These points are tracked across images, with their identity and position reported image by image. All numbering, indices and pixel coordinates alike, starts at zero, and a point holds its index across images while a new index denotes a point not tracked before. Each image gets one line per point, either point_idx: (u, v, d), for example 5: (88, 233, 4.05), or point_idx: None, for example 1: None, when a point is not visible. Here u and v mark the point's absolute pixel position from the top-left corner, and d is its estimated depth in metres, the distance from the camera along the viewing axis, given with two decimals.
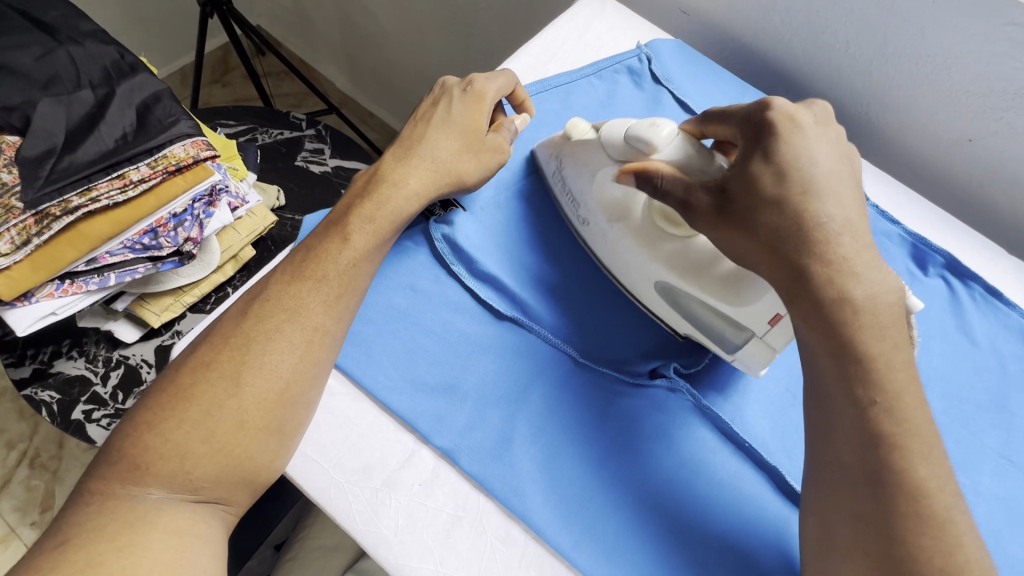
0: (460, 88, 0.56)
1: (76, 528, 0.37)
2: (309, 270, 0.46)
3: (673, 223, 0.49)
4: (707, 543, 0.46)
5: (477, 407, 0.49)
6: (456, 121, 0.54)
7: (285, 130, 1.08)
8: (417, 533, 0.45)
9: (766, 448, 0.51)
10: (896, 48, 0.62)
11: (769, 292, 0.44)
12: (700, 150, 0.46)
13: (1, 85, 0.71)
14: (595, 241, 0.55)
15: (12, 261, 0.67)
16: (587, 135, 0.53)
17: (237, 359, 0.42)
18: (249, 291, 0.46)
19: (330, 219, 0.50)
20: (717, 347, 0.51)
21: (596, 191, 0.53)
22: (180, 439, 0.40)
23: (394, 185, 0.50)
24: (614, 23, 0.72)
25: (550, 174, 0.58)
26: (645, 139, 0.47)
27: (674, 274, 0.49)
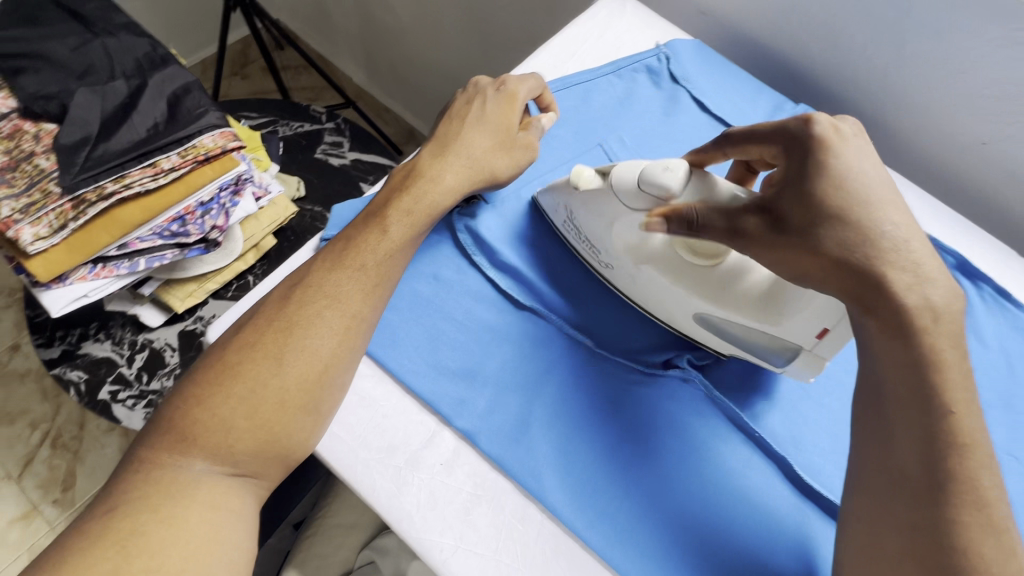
0: (494, 87, 0.57)
1: (124, 496, 0.40)
2: (349, 258, 0.48)
3: (701, 255, 0.48)
4: (715, 529, 0.48)
5: (497, 392, 0.51)
6: (490, 119, 0.55)
7: (306, 122, 1.10)
8: (438, 510, 0.47)
9: (777, 441, 0.52)
10: (912, 50, 0.63)
11: (814, 309, 0.44)
12: (711, 184, 0.44)
13: (41, 75, 0.74)
14: (624, 283, 0.54)
15: (50, 244, 0.69)
16: (593, 183, 0.51)
17: (280, 340, 0.44)
18: (290, 276, 0.49)
19: (367, 211, 0.52)
20: (765, 362, 0.52)
21: (616, 237, 0.52)
22: (224, 414, 0.42)
23: (427, 178, 0.52)
24: (634, 22, 0.73)
25: (561, 222, 0.57)
26: (661, 184, 0.45)
27: (716, 307, 0.49)
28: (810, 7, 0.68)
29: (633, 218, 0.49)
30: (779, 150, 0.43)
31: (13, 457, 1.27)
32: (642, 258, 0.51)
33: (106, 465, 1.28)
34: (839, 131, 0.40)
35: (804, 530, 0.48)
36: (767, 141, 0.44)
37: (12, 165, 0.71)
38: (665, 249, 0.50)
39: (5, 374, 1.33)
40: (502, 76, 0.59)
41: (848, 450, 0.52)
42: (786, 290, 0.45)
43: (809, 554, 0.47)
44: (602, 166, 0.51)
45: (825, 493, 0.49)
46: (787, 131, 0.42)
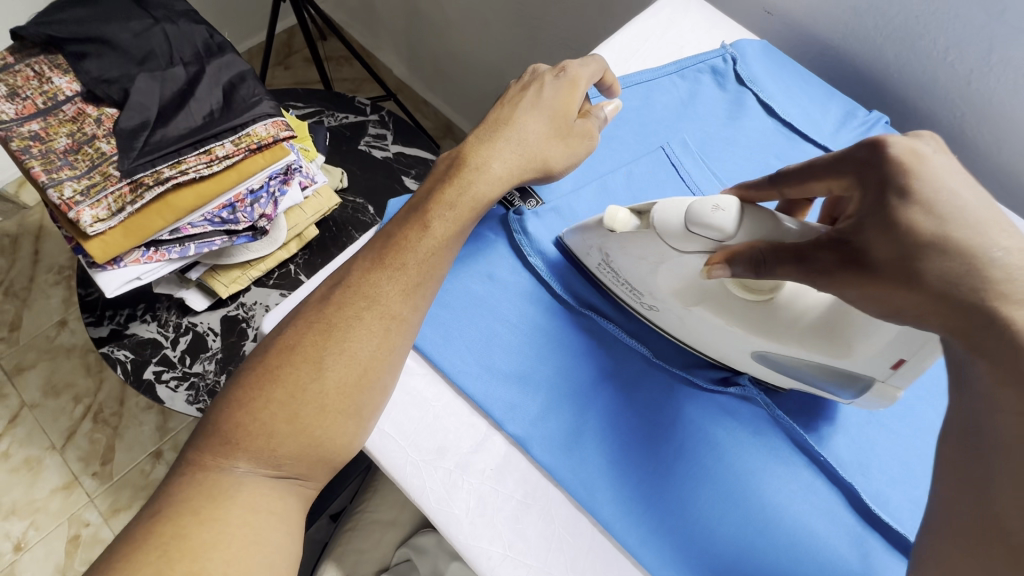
0: (553, 73, 0.55)
1: (168, 498, 0.40)
2: (390, 256, 0.47)
3: (761, 291, 0.44)
4: (769, 552, 0.46)
5: (549, 398, 0.50)
6: (545, 104, 0.53)
7: (352, 114, 1.10)
8: (487, 517, 0.46)
9: (840, 465, 0.49)
10: (1000, 58, 0.60)
11: (884, 340, 0.41)
12: (767, 214, 0.41)
13: (102, 59, 0.75)
14: (673, 324, 0.51)
15: (107, 226, 0.71)
16: (631, 225, 0.46)
17: (321, 343, 0.44)
18: (332, 275, 0.48)
19: (411, 207, 0.51)
20: (830, 394, 0.49)
21: (662, 280, 0.48)
22: (266, 418, 0.42)
23: (474, 171, 0.50)
24: (697, 21, 0.70)
25: (594, 264, 0.52)
26: (714, 227, 0.41)
27: (780, 344, 0.46)
28: (887, 8, 0.64)
29: (681, 261, 0.45)
30: (850, 181, 0.39)
31: (56, 429, 1.31)
32: (693, 300, 0.47)
33: (143, 441, 1.31)
34: (916, 152, 0.37)
35: (864, 558, 0.46)
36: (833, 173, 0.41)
37: (74, 148, 0.72)
38: (722, 292, 0.46)
39: (53, 349, 1.38)
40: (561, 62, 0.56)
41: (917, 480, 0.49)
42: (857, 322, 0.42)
43: None
44: (636, 205, 0.47)
45: (894, 524, 0.47)
46: (854, 158, 0.39)
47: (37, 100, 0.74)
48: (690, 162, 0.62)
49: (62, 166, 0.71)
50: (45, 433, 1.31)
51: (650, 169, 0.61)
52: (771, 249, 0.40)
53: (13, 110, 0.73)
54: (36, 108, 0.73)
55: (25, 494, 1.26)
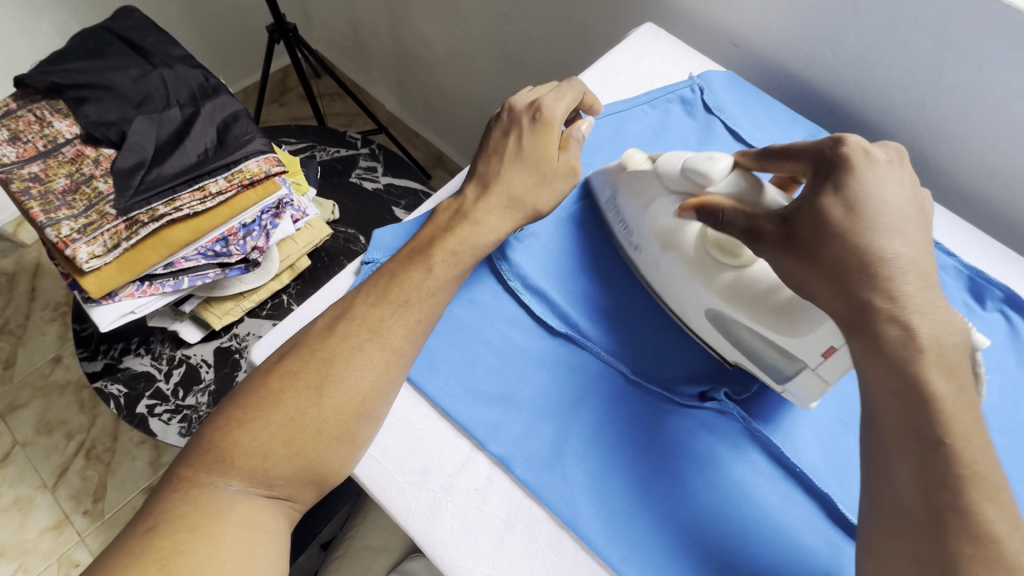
0: (529, 115, 0.56)
1: (162, 514, 0.41)
2: (391, 289, 0.49)
3: (732, 254, 0.50)
4: (747, 564, 0.47)
5: (531, 418, 0.51)
6: (528, 155, 0.55)
7: (343, 148, 1.15)
8: (471, 537, 0.47)
9: (817, 475, 0.51)
10: (951, 81, 0.65)
11: (822, 327, 0.45)
12: (753, 184, 0.49)
13: (102, 104, 0.79)
14: (649, 269, 0.56)
15: (103, 262, 0.73)
16: (642, 165, 0.56)
17: (322, 372, 0.45)
18: (332, 307, 0.50)
19: (411, 244, 0.53)
20: (766, 376, 0.52)
21: (649, 217, 0.54)
22: (264, 438, 0.43)
23: (476, 224, 0.53)
24: (666, 54, 0.74)
25: (603, 200, 0.60)
26: (704, 172, 0.49)
27: (729, 305, 0.50)
28: (846, 39, 0.70)
29: (669, 202, 0.53)
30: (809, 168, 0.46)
31: (48, 466, 1.30)
32: (667, 245, 0.53)
33: (135, 477, 1.30)
34: (868, 157, 0.43)
35: (843, 567, 0.47)
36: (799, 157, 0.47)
37: (72, 188, 0.75)
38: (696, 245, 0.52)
39: (47, 385, 1.38)
40: (535, 98, 0.58)
41: None
42: (791, 303, 0.47)
43: None
44: (655, 156, 0.57)
45: None
46: (823, 152, 0.45)
47: (39, 143, 0.77)
48: None
49: (60, 206, 0.73)
50: (37, 471, 1.30)
51: None
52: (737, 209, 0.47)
53: (16, 154, 0.76)
54: (36, 151, 0.76)
55: (14, 534, 1.24)
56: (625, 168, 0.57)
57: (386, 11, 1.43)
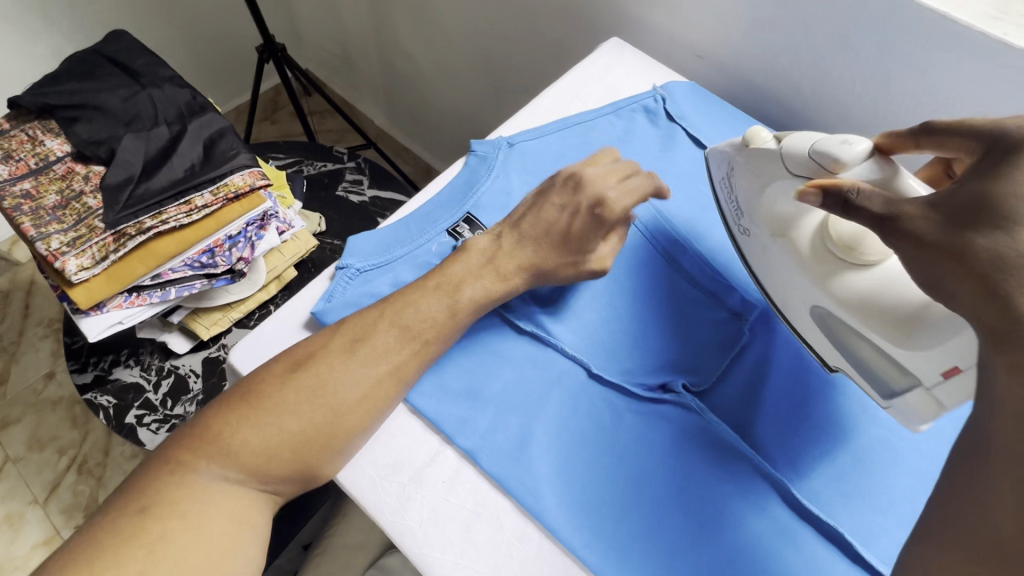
0: (590, 205, 0.57)
1: (153, 496, 0.45)
2: (412, 324, 0.52)
3: (851, 250, 0.49)
4: (706, 552, 0.49)
5: (498, 412, 0.53)
6: (574, 242, 0.57)
7: (330, 163, 1.18)
8: (439, 527, 0.49)
9: (772, 462, 0.53)
10: (899, 86, 0.68)
11: (942, 346, 0.42)
12: (889, 172, 0.47)
13: (92, 122, 0.82)
14: (755, 255, 0.57)
15: (92, 273, 0.75)
16: (766, 143, 0.55)
17: (303, 377, 0.49)
18: (354, 326, 0.52)
19: (438, 279, 0.54)
20: (873, 388, 0.50)
21: (765, 203, 0.55)
22: (249, 438, 0.47)
23: (507, 282, 0.56)
24: (631, 66, 0.78)
25: (720, 177, 0.61)
26: (834, 153, 0.48)
27: (833, 302, 0.49)
28: (800, 50, 0.73)
29: (790, 185, 0.52)
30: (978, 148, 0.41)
31: (39, 482, 1.31)
32: (779, 231, 0.54)
33: None
34: None
35: (800, 550, 0.49)
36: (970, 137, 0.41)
37: (63, 204, 0.78)
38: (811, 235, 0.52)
39: (39, 401, 1.40)
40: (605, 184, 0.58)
41: (844, 472, 0.53)
42: (916, 316, 0.45)
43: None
44: (782, 134, 0.55)
45: (827, 519, 0.50)
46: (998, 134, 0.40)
47: (30, 161, 0.80)
48: None
49: (50, 221, 0.76)
50: (28, 487, 1.31)
51: None
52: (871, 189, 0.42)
53: (8, 172, 0.79)
54: (28, 168, 0.79)
55: (5, 550, 1.25)
56: (749, 146, 0.56)
57: (374, 31, 1.48)
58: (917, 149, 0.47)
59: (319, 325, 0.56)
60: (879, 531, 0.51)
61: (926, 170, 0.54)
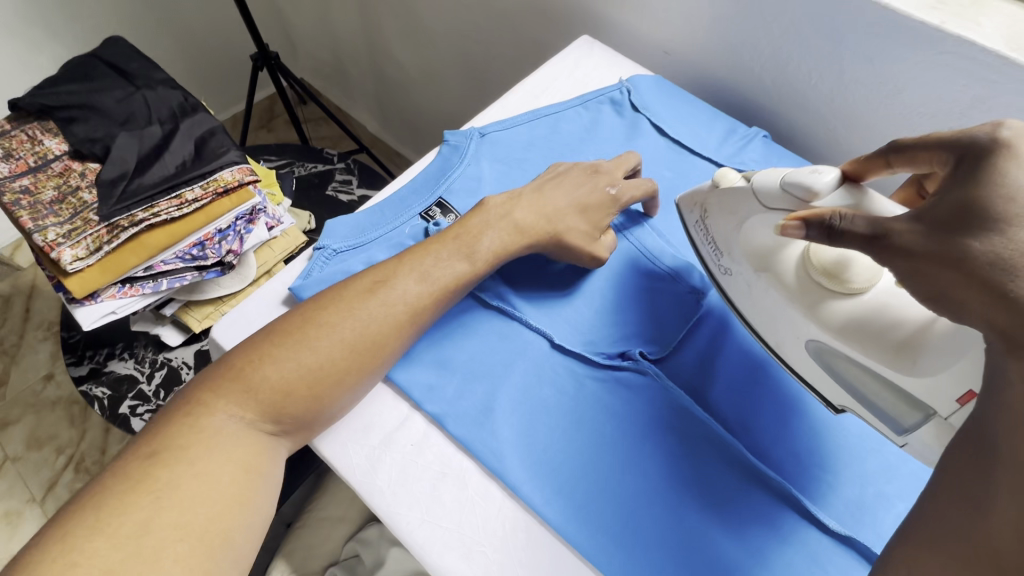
0: (608, 182, 0.64)
1: (164, 443, 0.46)
2: (434, 272, 0.55)
3: (838, 280, 0.49)
4: (661, 510, 0.51)
5: (464, 380, 0.56)
6: (595, 217, 0.62)
7: (319, 164, 1.22)
8: (407, 486, 0.51)
9: (727, 426, 0.56)
10: (852, 76, 0.72)
11: (949, 372, 0.43)
12: (863, 199, 0.49)
13: (88, 122, 0.86)
14: (741, 294, 0.57)
15: (86, 264, 0.79)
16: (736, 184, 0.57)
17: (306, 326, 0.51)
18: (377, 271, 0.55)
19: (457, 230, 0.58)
20: (884, 427, 0.49)
21: (743, 241, 0.56)
22: (260, 384, 0.49)
23: (525, 236, 0.59)
24: (599, 62, 0.82)
25: (692, 223, 0.62)
26: (806, 185, 0.50)
27: (832, 336, 0.49)
28: (757, 44, 0.77)
29: (766, 218, 0.54)
30: (948, 159, 0.43)
31: (37, 480, 1.34)
32: (762, 267, 0.54)
33: None
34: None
35: (751, 504, 0.52)
36: (936, 150, 0.44)
37: (59, 199, 0.81)
38: (795, 270, 0.52)
39: (38, 402, 1.43)
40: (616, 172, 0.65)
41: (794, 434, 0.56)
42: (912, 341, 0.45)
43: (760, 531, 0.51)
44: (748, 175, 0.58)
45: (774, 476, 0.53)
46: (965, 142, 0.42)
47: (30, 159, 0.84)
48: None
49: (48, 215, 0.80)
50: (26, 486, 1.33)
51: None
52: (852, 213, 0.42)
53: (8, 169, 0.83)
54: (27, 166, 0.84)
55: (4, 547, 1.27)
56: (719, 188, 0.58)
57: (365, 39, 1.53)
58: (887, 168, 0.50)
59: (297, 301, 0.60)
60: (828, 488, 0.53)
61: (900, 193, 0.56)
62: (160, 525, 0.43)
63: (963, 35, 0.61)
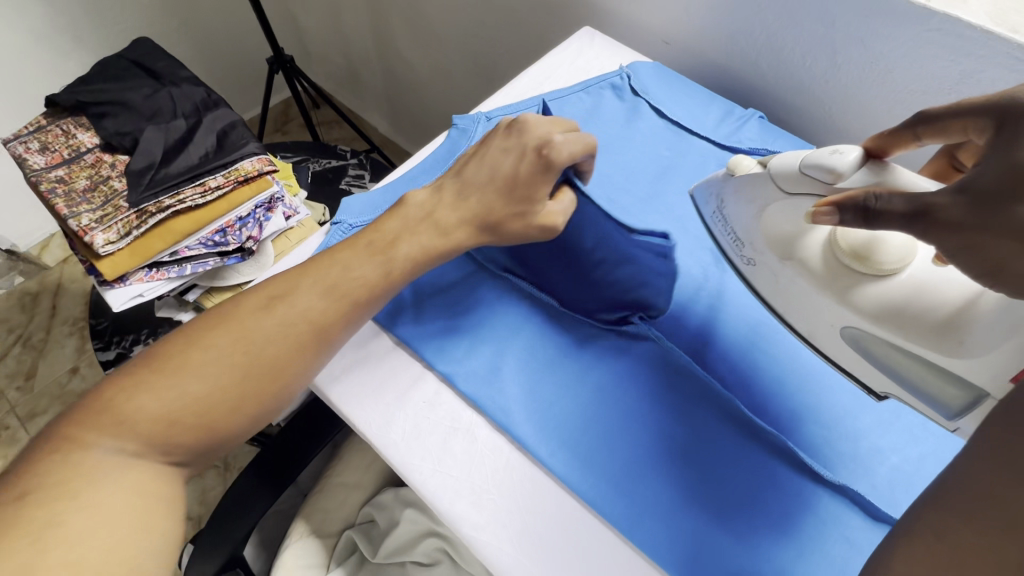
0: (536, 146, 0.55)
1: (35, 483, 0.46)
2: (341, 284, 0.55)
3: (869, 262, 0.47)
4: (662, 462, 0.54)
5: (473, 343, 0.59)
6: (519, 191, 0.55)
7: (333, 160, 1.27)
8: (420, 440, 0.55)
9: (725, 384, 0.59)
10: (845, 57, 0.74)
11: (999, 351, 0.41)
12: (890, 173, 0.47)
13: (118, 117, 0.91)
14: (766, 283, 0.55)
15: (117, 247, 0.84)
16: (753, 169, 0.54)
17: (187, 350, 0.52)
18: (277, 285, 0.56)
19: (370, 238, 0.58)
20: (933, 411, 0.48)
21: (766, 228, 0.53)
22: (141, 410, 0.50)
23: (446, 237, 0.57)
24: (601, 50, 0.86)
25: (708, 213, 0.59)
26: (832, 165, 0.47)
27: (869, 322, 0.47)
28: (753, 29, 0.80)
29: (788, 204, 0.51)
30: (989, 123, 0.43)
31: None
32: (786, 254, 0.52)
33: None
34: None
35: (749, 456, 0.54)
36: (973, 111, 0.44)
37: (92, 187, 0.87)
38: (822, 254, 0.50)
39: (64, 394, 1.48)
40: (550, 133, 0.55)
41: (790, 392, 0.58)
42: (952, 319, 0.43)
43: (756, 481, 0.53)
44: (764, 158, 0.55)
45: (769, 430, 0.55)
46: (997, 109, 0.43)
47: (64, 152, 0.89)
48: None
49: (81, 202, 0.85)
50: None
51: None
52: (887, 194, 0.42)
53: (45, 161, 0.88)
54: (62, 159, 0.89)
55: None
56: (734, 175, 0.55)
57: (375, 42, 1.59)
58: (916, 145, 0.49)
59: None
60: (822, 443, 0.55)
61: (931, 165, 0.55)
62: (45, 566, 0.42)
63: (949, 12, 0.63)
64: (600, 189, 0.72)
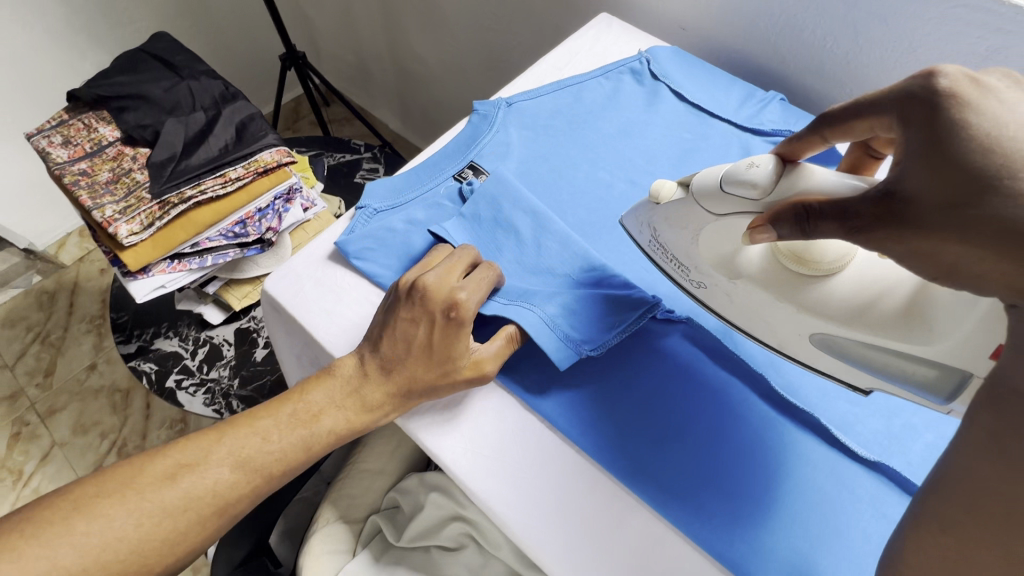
0: (443, 313, 0.53)
1: None
2: (254, 458, 0.51)
3: (811, 264, 0.48)
4: (692, 440, 0.54)
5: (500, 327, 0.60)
6: (438, 353, 0.53)
7: (348, 154, 1.28)
8: (451, 419, 0.55)
9: (755, 362, 0.58)
10: (866, 37, 0.73)
11: (963, 335, 0.40)
12: (807, 176, 0.46)
13: (139, 110, 0.92)
14: (722, 302, 0.55)
15: (140, 238, 0.84)
16: (675, 193, 0.53)
17: (75, 510, 0.47)
18: (186, 451, 0.51)
19: (294, 408, 0.54)
20: (919, 398, 0.46)
21: (705, 251, 0.53)
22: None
23: (372, 412, 0.54)
24: (619, 36, 0.85)
25: (646, 242, 0.58)
26: (753, 188, 0.46)
27: (834, 325, 0.48)
28: (772, 11, 0.80)
29: (721, 226, 0.51)
30: (892, 118, 0.42)
31: (83, 463, 1.40)
32: (737, 273, 0.53)
33: None
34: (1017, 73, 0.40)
35: (783, 434, 0.54)
36: (875, 113, 0.43)
37: (114, 180, 0.87)
38: (771, 266, 0.51)
39: (83, 390, 1.49)
40: (453, 292, 0.53)
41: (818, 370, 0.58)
42: (916, 305, 0.44)
43: (787, 459, 0.52)
44: (683, 178, 0.53)
45: (802, 408, 0.55)
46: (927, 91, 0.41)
47: (87, 145, 0.90)
48: (613, 141, 0.75)
49: (104, 194, 0.86)
50: (73, 469, 1.39)
51: (582, 152, 0.74)
52: (818, 203, 0.41)
53: (68, 154, 0.89)
54: (85, 152, 0.90)
55: None
56: (660, 200, 0.54)
57: (386, 37, 1.59)
58: (826, 144, 0.48)
59: (343, 256, 0.64)
60: (854, 421, 0.55)
61: (849, 158, 0.56)
62: None
63: None
64: (622, 173, 0.72)
